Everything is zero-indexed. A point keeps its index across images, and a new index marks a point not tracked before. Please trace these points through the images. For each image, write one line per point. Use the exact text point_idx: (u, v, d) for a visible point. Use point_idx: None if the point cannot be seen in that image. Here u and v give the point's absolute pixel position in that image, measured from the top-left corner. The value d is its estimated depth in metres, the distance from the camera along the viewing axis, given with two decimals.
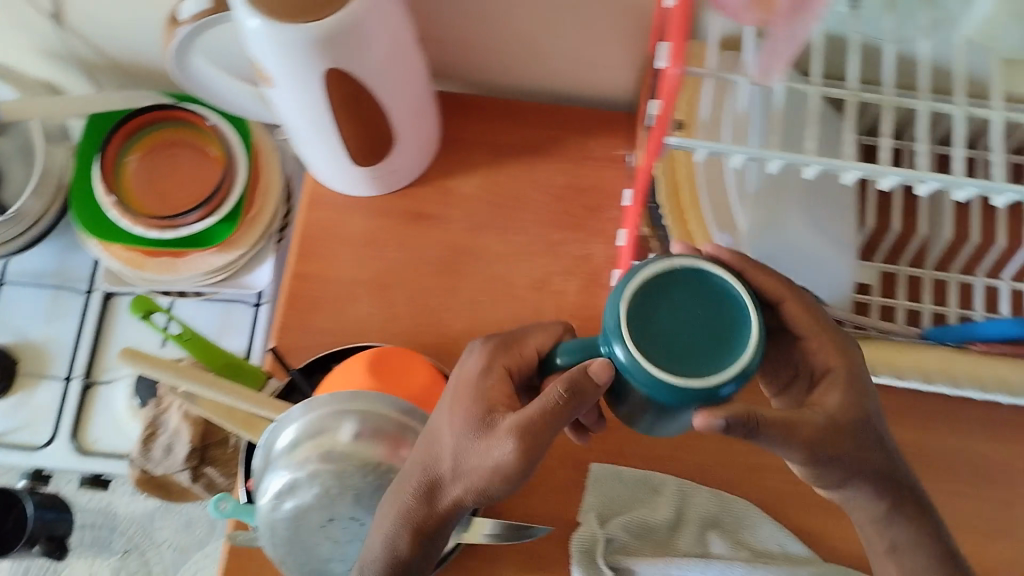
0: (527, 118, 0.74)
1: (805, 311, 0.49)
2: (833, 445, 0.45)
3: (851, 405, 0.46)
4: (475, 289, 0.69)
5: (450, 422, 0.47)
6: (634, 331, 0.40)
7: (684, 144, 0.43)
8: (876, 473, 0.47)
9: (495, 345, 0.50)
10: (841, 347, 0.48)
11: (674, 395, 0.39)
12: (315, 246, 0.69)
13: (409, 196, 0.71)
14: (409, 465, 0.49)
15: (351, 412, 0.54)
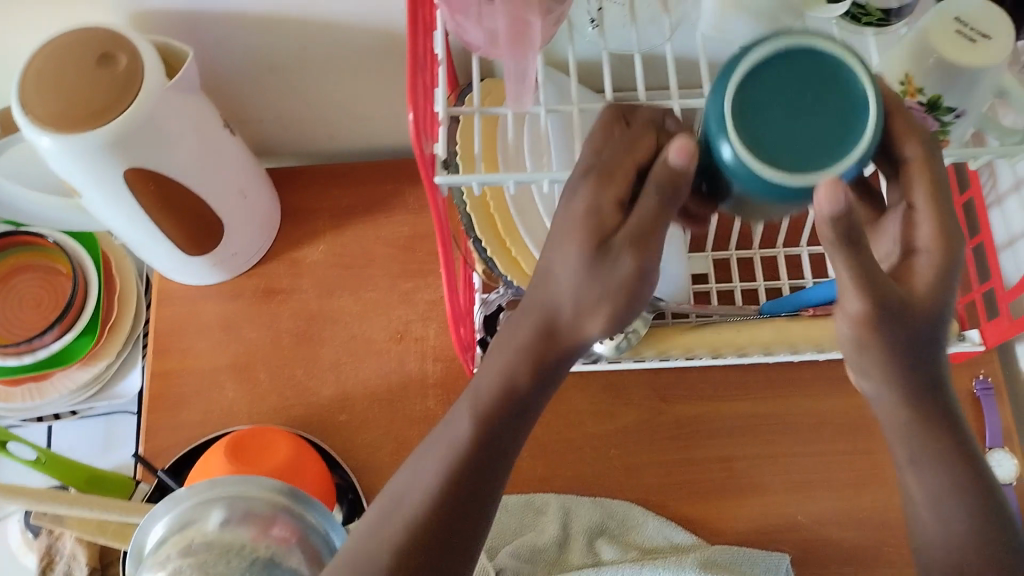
0: (361, 176, 0.75)
1: (929, 178, 0.37)
2: (899, 317, 0.37)
3: (936, 284, 0.38)
4: (336, 352, 0.69)
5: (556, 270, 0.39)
6: (741, 127, 0.35)
7: (452, 181, 0.45)
8: (916, 353, 0.39)
9: (598, 172, 0.39)
10: (948, 231, 0.38)
11: (795, 194, 0.34)
12: (170, 341, 0.69)
13: (259, 274, 0.72)
14: (511, 326, 0.41)
15: (216, 501, 0.55)
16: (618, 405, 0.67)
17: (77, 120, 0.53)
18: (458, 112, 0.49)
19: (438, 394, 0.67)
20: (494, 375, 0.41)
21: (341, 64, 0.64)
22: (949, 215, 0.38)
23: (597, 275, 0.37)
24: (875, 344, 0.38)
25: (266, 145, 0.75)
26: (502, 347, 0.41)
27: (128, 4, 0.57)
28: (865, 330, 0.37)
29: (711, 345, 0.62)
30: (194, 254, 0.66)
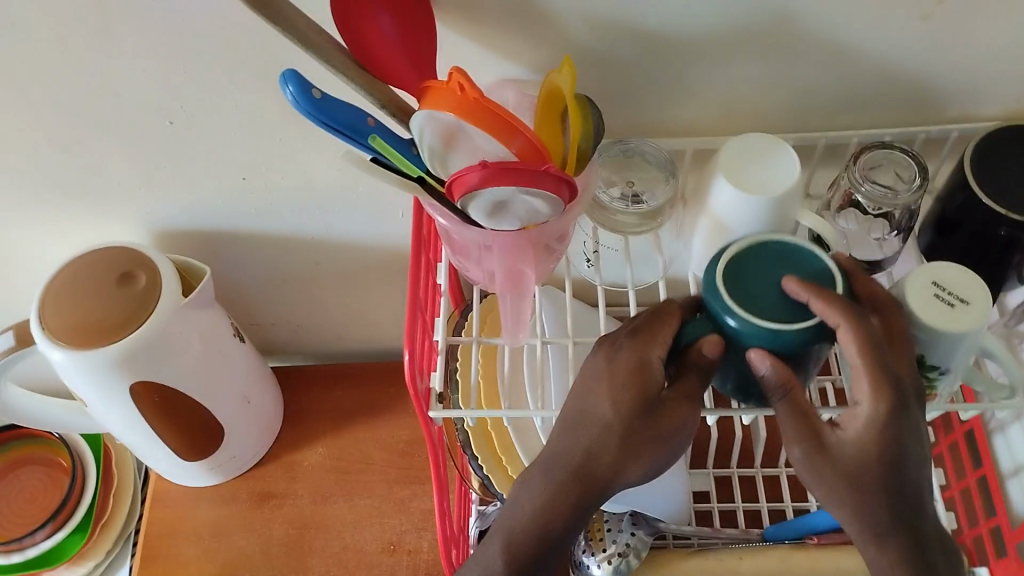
0: (364, 378, 0.76)
1: (868, 327, 0.38)
2: (826, 463, 0.39)
3: (868, 431, 0.38)
4: (325, 563, 0.67)
5: (600, 374, 0.41)
6: (740, 303, 0.39)
7: (442, 415, 0.45)
8: (867, 494, 0.39)
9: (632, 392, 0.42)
10: (885, 380, 0.38)
11: (776, 340, 0.39)
12: (160, 547, 0.68)
13: (255, 477, 0.71)
14: (575, 399, 0.41)
15: None
16: None
17: (92, 335, 0.55)
18: (456, 342, 0.50)
19: None
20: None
21: (349, 273, 0.67)
22: (884, 360, 0.38)
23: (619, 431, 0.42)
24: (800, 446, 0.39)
25: (274, 344, 0.76)
26: (570, 429, 0.41)
27: (156, 221, 0.60)
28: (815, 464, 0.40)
29: (710, 572, 0.60)
30: (189, 458, 0.66)
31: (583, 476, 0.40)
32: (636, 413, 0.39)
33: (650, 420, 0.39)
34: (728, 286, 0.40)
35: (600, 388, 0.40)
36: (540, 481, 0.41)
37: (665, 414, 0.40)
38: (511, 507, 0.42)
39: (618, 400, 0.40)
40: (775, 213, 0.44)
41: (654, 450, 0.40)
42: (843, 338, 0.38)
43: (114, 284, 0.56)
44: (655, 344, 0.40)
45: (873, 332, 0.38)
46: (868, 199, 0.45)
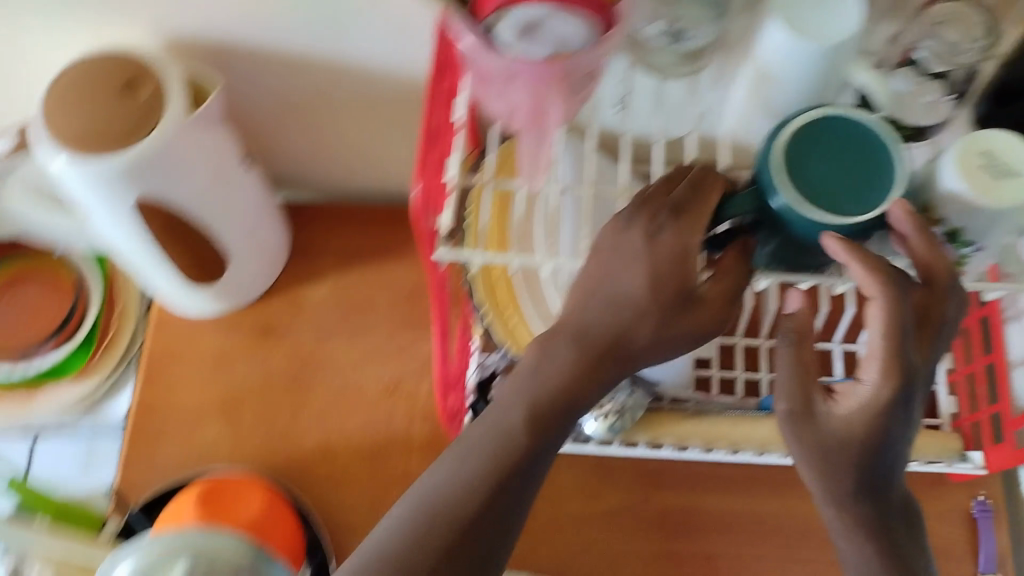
0: (372, 220, 0.74)
1: (893, 307, 0.38)
2: (809, 427, 0.42)
3: (857, 412, 0.41)
4: (326, 399, 0.68)
5: (639, 255, 0.40)
6: (794, 181, 0.39)
7: (453, 255, 0.42)
8: (840, 467, 0.41)
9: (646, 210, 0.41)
10: (894, 369, 0.39)
11: (817, 227, 0.38)
12: (161, 368, 0.68)
13: (259, 309, 0.71)
14: (607, 281, 0.40)
15: (185, 549, 0.50)
16: (603, 486, 0.65)
17: (95, 144, 0.52)
18: (470, 184, 0.47)
19: (423, 455, 0.66)
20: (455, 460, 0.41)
21: (365, 106, 0.64)
22: (904, 349, 0.39)
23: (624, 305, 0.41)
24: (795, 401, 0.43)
25: (283, 176, 0.74)
26: (606, 313, 0.40)
27: (166, 28, 0.56)
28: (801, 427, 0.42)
29: (705, 439, 0.60)
30: (194, 283, 0.65)
31: (617, 358, 0.40)
32: (676, 299, 0.40)
33: (688, 310, 0.40)
34: (787, 161, 0.39)
35: (638, 266, 0.40)
36: (567, 362, 0.40)
37: (701, 307, 0.40)
38: (530, 379, 0.41)
39: (660, 284, 0.40)
40: (828, 63, 0.41)
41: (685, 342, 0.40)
42: (873, 313, 0.39)
43: (118, 91, 0.53)
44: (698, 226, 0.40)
45: (904, 316, 0.39)
46: (932, 56, 0.43)
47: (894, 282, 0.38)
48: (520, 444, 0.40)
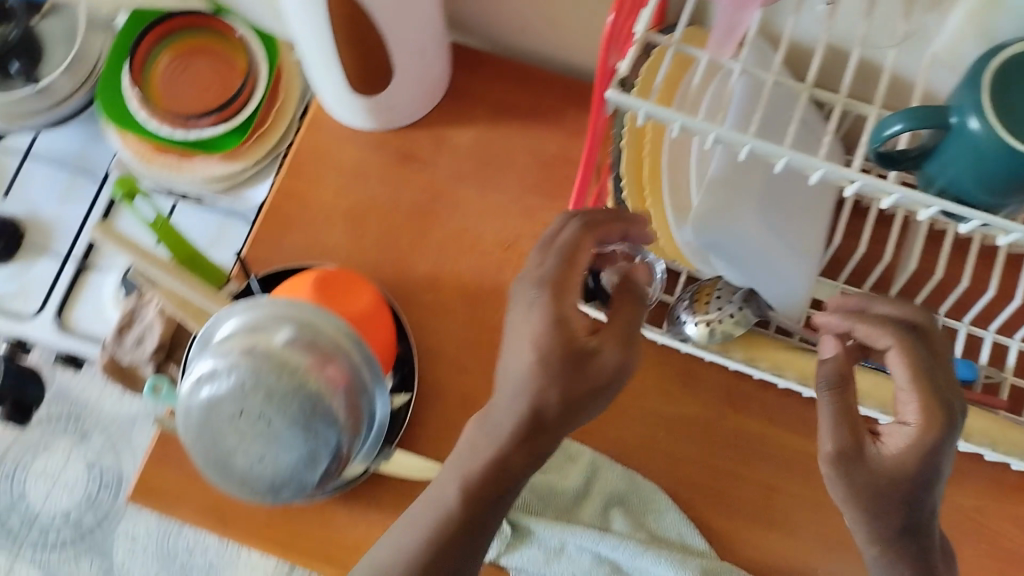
0: (533, 81, 0.73)
1: (915, 356, 0.44)
2: (859, 469, 0.44)
3: (905, 451, 0.43)
4: (442, 236, 0.70)
5: (529, 320, 0.47)
6: (993, 106, 0.37)
7: (621, 99, 0.41)
8: (889, 506, 0.44)
9: (552, 286, 0.47)
10: (932, 410, 0.43)
11: (1003, 160, 0.37)
12: (305, 166, 0.72)
13: (404, 137, 0.73)
14: (511, 355, 0.48)
15: (290, 319, 0.55)
16: (685, 393, 0.64)
17: None
18: (653, 40, 0.46)
19: None
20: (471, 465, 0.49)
21: None
22: (939, 386, 0.43)
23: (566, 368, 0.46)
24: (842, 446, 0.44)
25: (461, 17, 0.75)
26: (519, 397, 0.47)
27: None
28: (847, 472, 0.44)
29: (799, 372, 0.59)
30: (355, 91, 0.67)
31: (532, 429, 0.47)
32: (564, 364, 0.46)
33: (578, 374, 0.46)
34: (992, 85, 0.37)
35: (544, 301, 0.47)
36: (494, 439, 0.48)
37: (592, 364, 0.46)
38: (468, 460, 0.49)
39: (551, 351, 0.46)
40: None
41: (589, 399, 0.47)
42: (893, 360, 0.45)
43: None
44: (568, 297, 0.47)
45: (925, 358, 0.44)
46: None
47: (905, 326, 0.44)
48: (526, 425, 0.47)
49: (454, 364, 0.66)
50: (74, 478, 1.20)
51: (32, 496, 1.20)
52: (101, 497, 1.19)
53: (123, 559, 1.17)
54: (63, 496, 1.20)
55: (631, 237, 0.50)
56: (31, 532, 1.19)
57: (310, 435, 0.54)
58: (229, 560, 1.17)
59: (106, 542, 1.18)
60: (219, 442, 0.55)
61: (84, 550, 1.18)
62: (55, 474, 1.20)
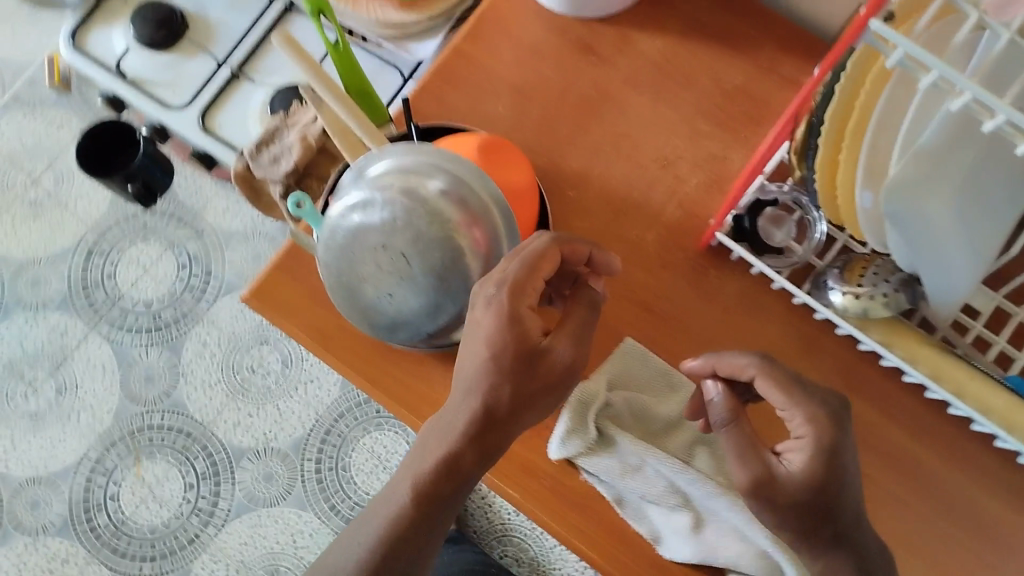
0: (736, 8, 0.70)
1: (786, 385, 0.53)
2: (776, 487, 0.52)
3: (810, 462, 0.52)
4: (602, 138, 0.68)
5: (488, 312, 0.53)
6: None
7: (883, 31, 0.38)
8: (812, 515, 0.52)
9: (512, 288, 0.52)
10: (812, 412, 0.53)
11: None
12: (484, 32, 0.71)
13: (590, 28, 0.70)
14: (471, 351, 0.53)
15: (445, 170, 0.55)
16: (799, 356, 0.63)
17: None
18: None
19: (657, 234, 0.66)
20: (435, 457, 0.54)
21: None
22: (799, 383, 0.53)
23: (515, 372, 0.52)
24: (757, 473, 0.52)
25: None
26: (471, 396, 0.53)
27: None
28: (763, 495, 0.52)
29: (935, 372, 0.58)
30: None
31: (484, 425, 0.53)
32: (516, 362, 0.53)
33: (532, 376, 0.53)
34: None
35: (479, 341, 0.53)
36: (448, 434, 0.53)
37: (546, 363, 0.53)
38: (423, 453, 0.55)
39: (505, 353, 0.52)
40: None
41: (541, 395, 0.53)
42: (762, 383, 0.54)
43: None
44: (524, 301, 0.52)
45: (783, 370, 0.54)
46: None
47: (759, 356, 0.55)
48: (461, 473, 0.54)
49: None
50: (163, 273, 1.25)
51: (120, 279, 1.25)
52: (183, 298, 1.24)
53: (190, 359, 1.22)
54: (149, 286, 1.24)
55: (595, 261, 0.57)
56: (112, 310, 1.24)
57: (444, 289, 0.55)
58: (286, 389, 1.22)
59: (178, 339, 1.23)
60: (357, 273, 0.56)
61: (156, 341, 1.23)
62: (146, 264, 1.25)
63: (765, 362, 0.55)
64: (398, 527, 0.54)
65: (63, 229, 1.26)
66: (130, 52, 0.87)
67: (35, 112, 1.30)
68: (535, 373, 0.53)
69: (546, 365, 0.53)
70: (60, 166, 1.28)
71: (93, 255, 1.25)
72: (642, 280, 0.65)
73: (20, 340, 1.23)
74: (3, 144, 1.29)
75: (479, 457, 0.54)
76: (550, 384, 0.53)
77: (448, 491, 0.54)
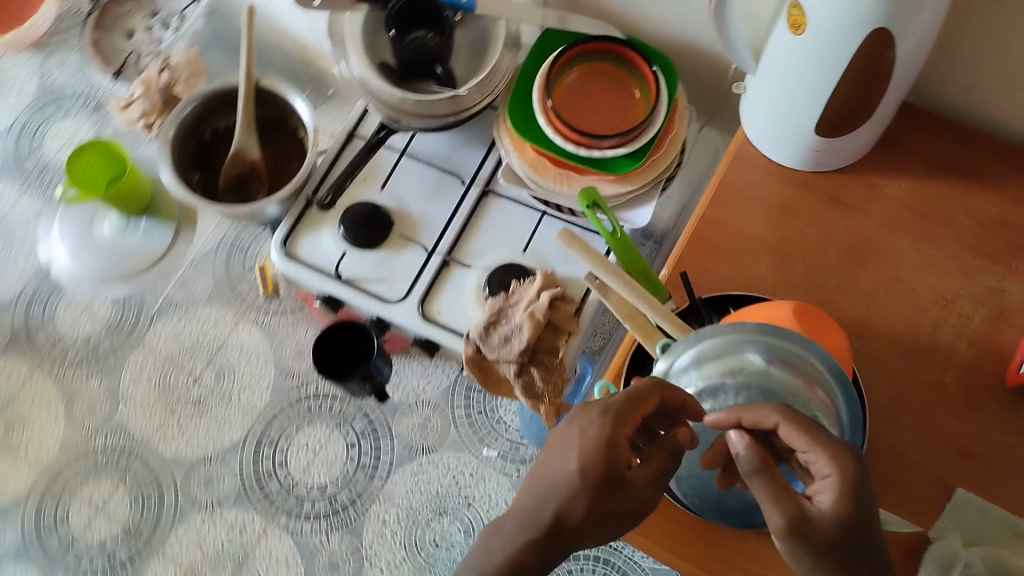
0: (972, 144, 0.73)
1: (789, 422, 0.54)
2: (802, 527, 0.51)
3: (839, 503, 0.52)
4: (874, 284, 0.69)
5: (588, 430, 0.58)
6: None
7: None
8: (841, 554, 0.51)
9: (614, 415, 0.57)
10: (837, 455, 0.53)
11: None
12: (728, 197, 0.74)
13: (832, 181, 0.73)
14: (555, 468, 0.59)
15: (765, 340, 0.57)
16: None
17: None
18: None
19: (957, 373, 0.66)
20: (507, 557, 0.58)
21: None
22: (814, 425, 0.54)
23: (597, 491, 0.57)
24: (795, 514, 0.51)
25: None
26: (546, 503, 0.58)
27: None
28: (792, 540, 0.52)
29: None
30: (818, 133, 0.68)
31: (553, 531, 0.57)
32: (599, 485, 0.57)
33: (610, 498, 0.57)
34: None
35: (573, 456, 0.58)
36: (521, 528, 0.59)
37: (628, 489, 0.57)
38: (490, 550, 0.59)
39: (591, 467, 0.57)
40: None
41: (612, 522, 0.57)
42: (784, 431, 0.54)
43: None
44: (624, 428, 0.57)
45: (801, 416, 0.54)
46: None
47: (779, 407, 0.55)
48: (524, 567, 0.58)
49: (890, 417, 0.65)
50: (334, 454, 1.27)
51: (292, 466, 1.26)
52: (357, 477, 1.25)
53: (372, 540, 1.21)
54: (321, 470, 1.26)
55: (688, 405, 0.57)
56: (288, 500, 1.24)
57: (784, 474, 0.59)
58: None
59: (358, 521, 1.22)
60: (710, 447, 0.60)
61: (336, 526, 1.22)
62: (316, 447, 1.27)
63: (789, 413, 0.54)
64: None
65: (229, 424, 1.29)
66: (346, 254, 0.93)
67: (189, 314, 1.36)
68: (614, 495, 0.57)
69: (624, 493, 0.57)
70: (219, 362, 1.33)
71: (262, 446, 1.28)
72: (955, 425, 0.64)
73: (201, 543, 1.23)
74: (163, 347, 1.35)
75: (546, 556, 0.58)
76: (613, 514, 0.56)
77: None
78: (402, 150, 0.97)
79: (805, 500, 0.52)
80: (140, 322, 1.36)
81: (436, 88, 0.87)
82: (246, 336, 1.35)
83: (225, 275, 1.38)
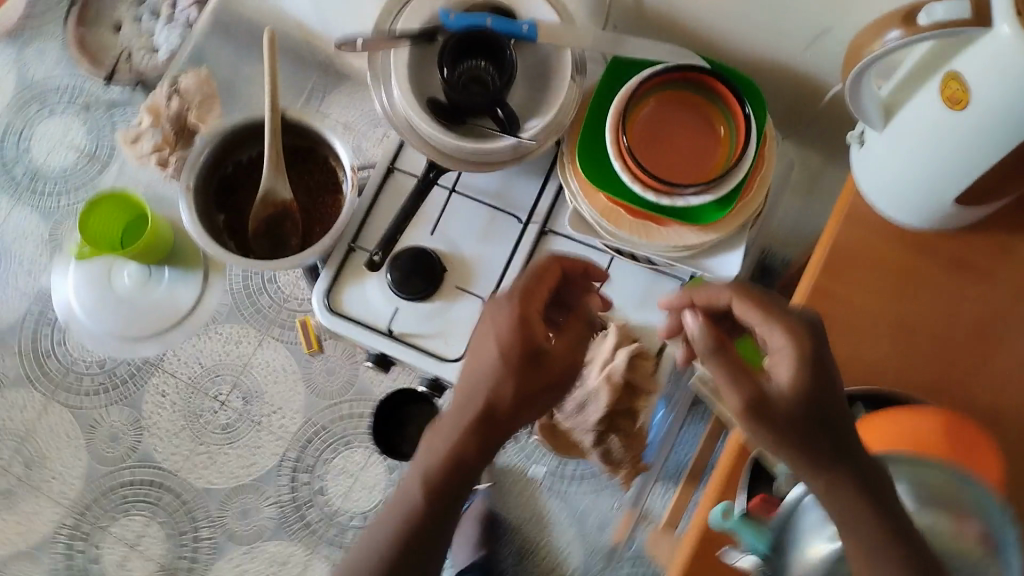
0: None
1: (750, 299, 0.59)
2: (761, 399, 0.51)
3: (799, 370, 0.53)
4: (1014, 365, 0.62)
5: (503, 313, 0.65)
6: None
7: None
8: (810, 432, 0.51)
9: (524, 291, 0.66)
10: (798, 329, 0.54)
11: None
12: (842, 264, 0.66)
13: (959, 242, 0.65)
14: (478, 359, 0.65)
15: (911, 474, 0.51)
16: None
17: None
18: None
19: None
20: (438, 461, 0.63)
21: None
22: (777, 303, 0.58)
23: (529, 368, 0.64)
24: (752, 388, 0.52)
25: None
26: (478, 396, 0.64)
27: None
28: (750, 414, 0.51)
29: None
30: (958, 206, 0.60)
31: (486, 420, 0.63)
32: (528, 360, 0.64)
33: (537, 370, 0.64)
34: None
35: (490, 336, 0.65)
36: (453, 432, 0.64)
37: (548, 362, 0.65)
38: (427, 460, 0.64)
39: (512, 349, 0.63)
40: None
41: (543, 390, 0.65)
42: (742, 308, 0.59)
43: None
44: (533, 301, 0.65)
45: (772, 299, 0.58)
46: None
47: (732, 283, 0.61)
48: (432, 483, 0.63)
49: None
50: (375, 477, 1.23)
51: (332, 493, 1.22)
52: None
53: None
54: (363, 494, 1.22)
55: (591, 271, 0.72)
56: (331, 528, 1.21)
57: None
58: None
59: None
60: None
61: None
62: (355, 471, 1.23)
63: (763, 298, 0.58)
64: (398, 545, 0.62)
65: (262, 449, 1.24)
66: (396, 310, 0.84)
67: (208, 333, 1.28)
68: (540, 363, 0.64)
69: (545, 366, 0.65)
70: (246, 385, 1.27)
71: (298, 473, 1.23)
72: None
73: None
74: (183, 370, 1.27)
75: (487, 440, 0.64)
76: (544, 388, 0.65)
77: (439, 505, 0.63)
78: (452, 185, 0.87)
79: (765, 376, 0.53)
80: (157, 345, 1.28)
81: (493, 131, 0.77)
82: (272, 355, 1.27)
83: (243, 289, 1.29)
